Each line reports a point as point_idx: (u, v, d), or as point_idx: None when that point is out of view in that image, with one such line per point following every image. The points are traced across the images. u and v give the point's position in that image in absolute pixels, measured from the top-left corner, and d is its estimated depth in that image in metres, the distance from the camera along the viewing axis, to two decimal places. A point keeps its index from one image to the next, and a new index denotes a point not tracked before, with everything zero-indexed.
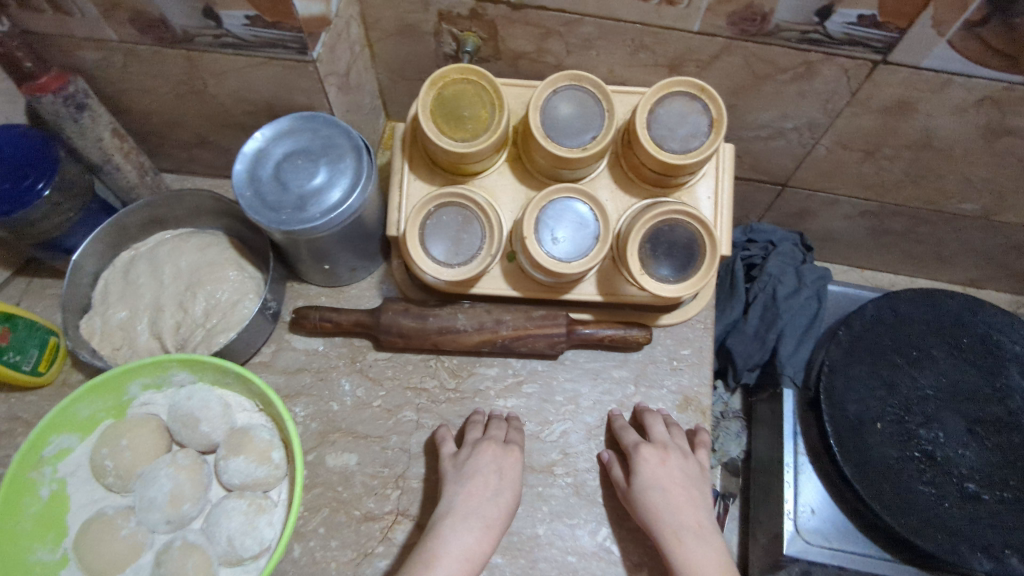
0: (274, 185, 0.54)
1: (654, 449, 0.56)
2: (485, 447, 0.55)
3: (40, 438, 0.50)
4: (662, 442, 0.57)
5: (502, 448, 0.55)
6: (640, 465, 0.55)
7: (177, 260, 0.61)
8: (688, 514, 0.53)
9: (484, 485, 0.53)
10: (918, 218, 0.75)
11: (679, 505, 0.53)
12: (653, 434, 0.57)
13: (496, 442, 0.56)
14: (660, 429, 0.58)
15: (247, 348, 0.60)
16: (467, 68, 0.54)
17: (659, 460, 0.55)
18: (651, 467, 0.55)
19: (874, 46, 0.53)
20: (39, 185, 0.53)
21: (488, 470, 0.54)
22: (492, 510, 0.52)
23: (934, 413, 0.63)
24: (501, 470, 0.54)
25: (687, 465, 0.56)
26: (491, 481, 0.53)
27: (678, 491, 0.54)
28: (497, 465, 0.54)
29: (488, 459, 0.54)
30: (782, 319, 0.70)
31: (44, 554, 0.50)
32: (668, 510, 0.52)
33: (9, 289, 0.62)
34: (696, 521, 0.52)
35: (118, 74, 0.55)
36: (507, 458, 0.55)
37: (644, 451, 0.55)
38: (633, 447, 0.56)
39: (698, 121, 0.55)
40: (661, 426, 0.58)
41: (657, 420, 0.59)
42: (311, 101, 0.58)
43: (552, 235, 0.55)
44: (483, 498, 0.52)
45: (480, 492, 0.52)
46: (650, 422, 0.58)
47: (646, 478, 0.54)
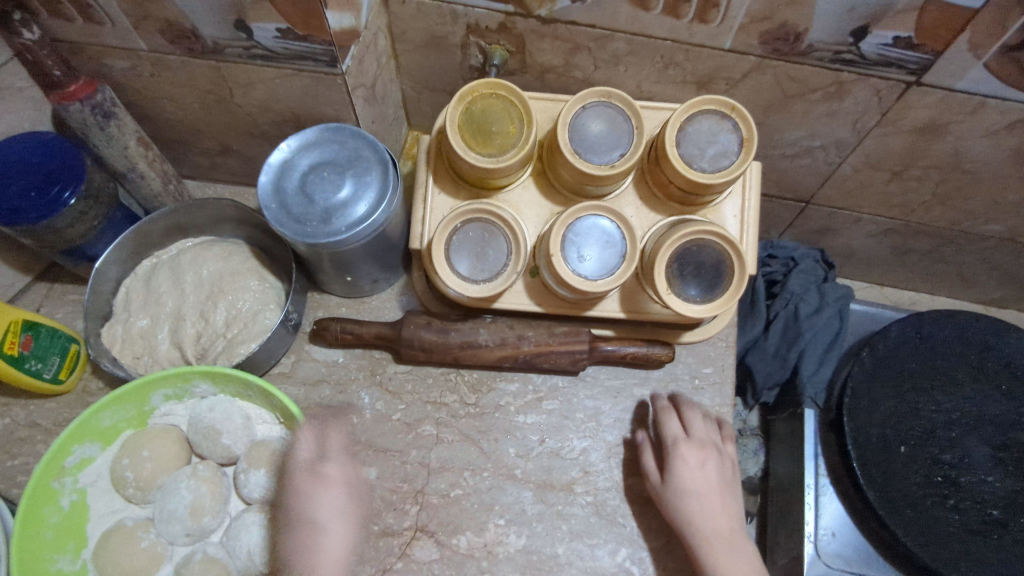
0: (300, 197, 0.54)
1: (693, 450, 0.56)
2: (296, 481, 0.51)
3: (62, 447, 0.50)
4: (700, 442, 0.57)
5: (313, 474, 0.51)
6: (678, 466, 0.55)
7: (199, 268, 0.61)
8: (721, 520, 0.54)
9: (311, 520, 0.49)
10: (943, 238, 0.74)
11: (713, 510, 0.54)
12: (692, 431, 0.57)
13: (303, 469, 0.52)
14: (700, 426, 0.58)
15: (267, 359, 0.59)
16: (496, 82, 0.54)
17: (697, 463, 0.55)
18: (689, 469, 0.55)
19: (908, 67, 0.52)
20: (65, 194, 0.52)
21: (304, 502, 0.50)
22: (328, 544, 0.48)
23: (959, 438, 0.62)
24: (325, 495, 0.51)
25: (723, 468, 0.56)
26: (318, 514, 0.50)
27: (712, 495, 0.55)
28: (319, 494, 0.50)
29: (305, 495, 0.50)
30: (803, 338, 0.70)
31: (65, 564, 0.50)
32: (702, 515, 0.54)
33: (29, 295, 0.62)
34: (728, 528, 0.54)
35: (143, 83, 0.55)
36: (322, 481, 0.51)
37: (683, 452, 0.56)
38: (672, 445, 0.56)
39: (728, 139, 0.54)
40: (699, 422, 0.58)
41: (697, 415, 0.59)
42: (337, 112, 0.57)
43: (578, 253, 0.54)
44: (321, 531, 0.49)
45: (318, 528, 0.49)
46: (690, 417, 0.58)
47: (683, 481, 0.55)
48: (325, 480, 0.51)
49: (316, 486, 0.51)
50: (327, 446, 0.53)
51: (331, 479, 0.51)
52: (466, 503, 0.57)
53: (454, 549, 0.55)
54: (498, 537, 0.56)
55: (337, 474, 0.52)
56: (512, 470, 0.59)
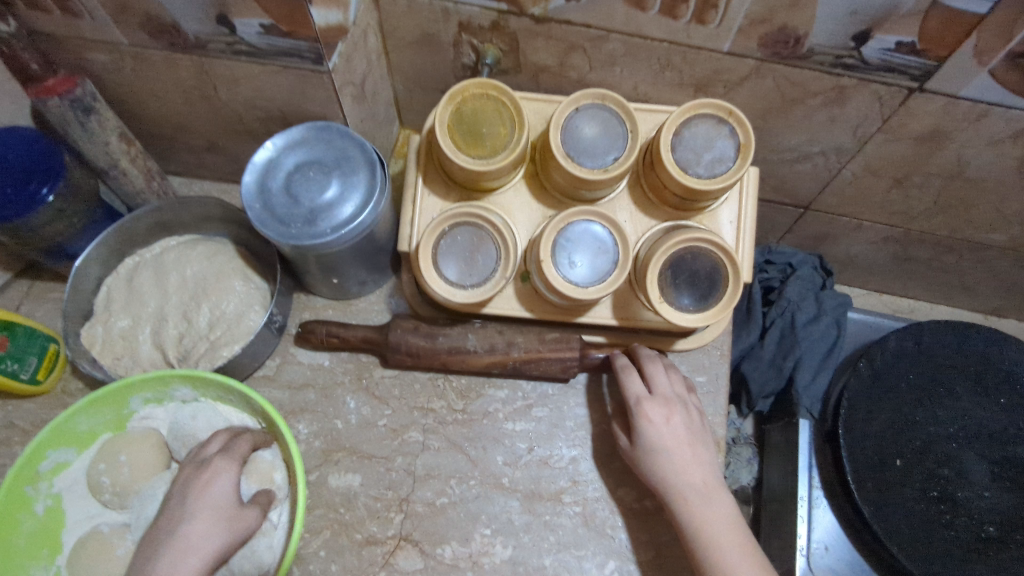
0: (285, 197, 0.52)
1: (658, 407, 0.54)
2: (186, 474, 0.48)
3: (36, 453, 0.49)
4: (664, 397, 0.55)
5: (205, 466, 0.49)
6: (645, 427, 0.54)
7: (182, 268, 0.60)
8: (694, 473, 0.53)
9: (181, 509, 0.46)
10: (944, 246, 0.72)
11: (686, 465, 0.53)
12: (655, 386, 0.55)
13: (196, 464, 0.49)
14: (662, 380, 0.55)
15: (251, 362, 0.58)
16: (488, 83, 0.52)
17: (664, 420, 0.54)
18: (655, 428, 0.54)
19: (911, 73, 0.50)
20: (43, 191, 0.51)
21: (186, 493, 0.47)
22: (189, 539, 0.44)
23: (956, 452, 0.61)
24: (209, 490, 0.47)
25: (691, 419, 0.55)
26: (191, 505, 0.46)
27: (683, 449, 0.53)
28: (202, 486, 0.47)
29: (192, 485, 0.47)
30: (800, 347, 0.69)
31: (38, 573, 0.48)
32: (674, 472, 0.53)
33: (8, 293, 0.61)
34: (702, 480, 0.53)
35: (124, 78, 0.54)
36: (211, 475, 0.48)
37: (648, 411, 0.54)
38: (636, 406, 0.54)
39: (725, 145, 0.53)
40: (662, 374, 0.56)
41: (659, 368, 0.56)
42: (325, 111, 0.56)
43: (570, 260, 0.53)
44: (187, 523, 0.45)
45: (183, 521, 0.45)
46: (652, 371, 0.56)
47: (652, 441, 0.53)
48: (215, 474, 0.48)
49: (206, 475, 0.48)
50: (236, 447, 0.50)
51: (226, 471, 0.48)
52: (452, 512, 0.56)
53: (438, 560, 0.54)
54: (484, 548, 0.55)
55: (231, 469, 0.49)
56: (499, 479, 0.58)
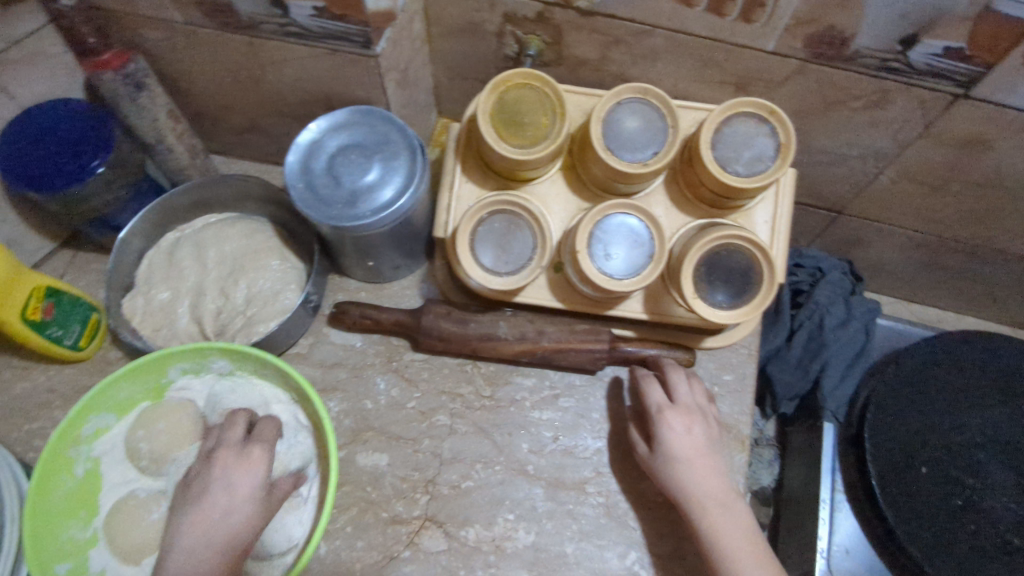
0: (326, 179, 0.53)
1: (679, 415, 0.54)
2: (220, 457, 0.48)
3: (79, 416, 0.50)
4: (685, 406, 0.55)
5: (242, 450, 0.48)
6: (665, 434, 0.54)
7: (222, 244, 0.61)
8: (713, 482, 0.52)
9: (220, 490, 0.46)
10: (977, 256, 0.72)
11: (704, 474, 0.52)
12: (676, 396, 0.56)
13: (232, 447, 0.49)
14: (684, 390, 0.56)
15: (286, 340, 0.59)
16: (532, 73, 0.53)
17: (684, 428, 0.54)
18: (675, 435, 0.53)
19: (956, 79, 0.50)
20: (94, 163, 0.52)
21: (230, 476, 0.47)
22: (233, 523, 0.45)
23: (982, 461, 0.61)
24: (246, 475, 0.47)
25: (710, 430, 0.55)
26: (233, 489, 0.46)
27: (702, 459, 0.53)
28: (240, 471, 0.47)
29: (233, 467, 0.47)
30: (827, 350, 0.69)
31: (76, 532, 0.50)
32: (693, 480, 0.52)
33: (53, 261, 0.63)
34: (721, 489, 0.52)
35: (175, 55, 0.55)
36: (248, 458, 0.48)
37: (668, 418, 0.54)
38: (657, 413, 0.55)
39: (765, 144, 0.53)
40: (684, 385, 0.56)
41: (681, 378, 0.57)
42: (368, 95, 0.57)
43: (605, 251, 0.53)
44: (208, 506, 0.45)
45: (225, 504, 0.45)
46: (674, 381, 0.57)
47: (671, 448, 0.53)
48: (254, 459, 0.48)
49: (242, 459, 0.48)
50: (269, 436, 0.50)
51: (263, 458, 0.48)
52: (476, 496, 0.57)
53: (462, 541, 0.55)
54: (506, 532, 0.56)
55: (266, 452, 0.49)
56: (524, 466, 0.58)
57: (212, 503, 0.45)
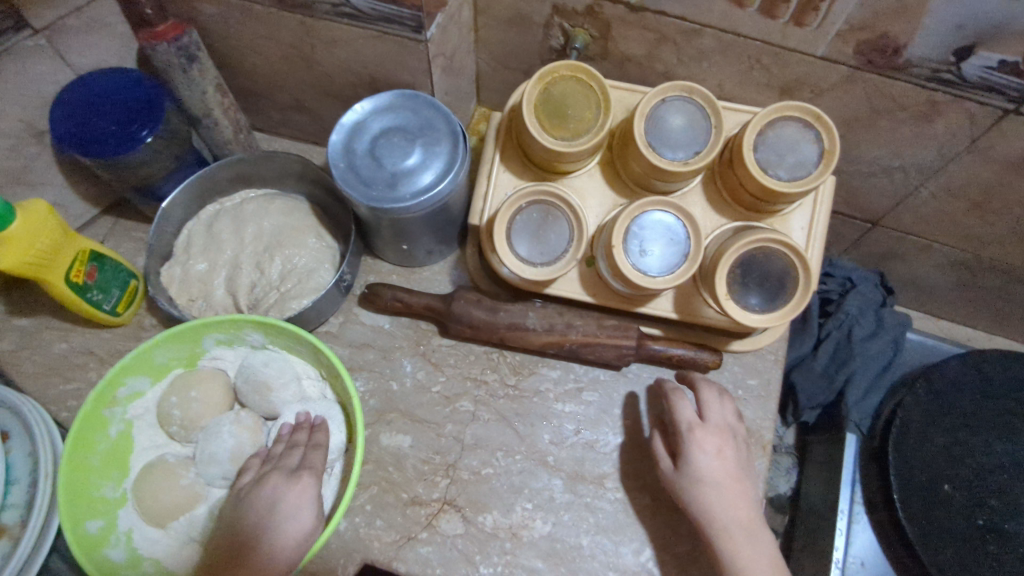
0: (368, 160, 0.53)
1: (711, 437, 0.53)
2: (270, 477, 0.49)
3: (118, 377, 0.52)
4: (717, 427, 0.54)
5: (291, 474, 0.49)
6: (696, 455, 0.53)
7: (260, 219, 0.62)
8: (740, 508, 0.51)
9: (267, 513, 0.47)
10: (1014, 277, 0.71)
11: (733, 500, 0.51)
12: (708, 416, 0.55)
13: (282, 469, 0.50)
14: (716, 410, 0.55)
15: (317, 318, 0.59)
16: (579, 66, 0.53)
17: (715, 450, 0.53)
18: (706, 457, 0.52)
19: (1008, 95, 0.49)
20: (143, 132, 0.53)
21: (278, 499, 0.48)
22: (286, 535, 0.46)
23: (1008, 484, 0.60)
24: (293, 491, 0.48)
25: (741, 454, 0.54)
26: (285, 503, 0.48)
27: (731, 484, 0.52)
28: (287, 488, 0.48)
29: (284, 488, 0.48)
30: (855, 362, 0.69)
31: (108, 490, 0.51)
32: (722, 506, 0.51)
33: (95, 226, 0.64)
34: (748, 517, 0.51)
35: (227, 30, 0.55)
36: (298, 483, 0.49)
37: (701, 438, 0.53)
38: (688, 432, 0.54)
39: (809, 149, 0.52)
40: (717, 404, 0.56)
41: (713, 396, 0.56)
42: (414, 80, 0.57)
43: (641, 248, 0.53)
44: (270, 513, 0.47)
45: (278, 516, 0.47)
46: (706, 399, 0.56)
47: (701, 470, 0.52)
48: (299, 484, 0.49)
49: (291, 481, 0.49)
50: (319, 461, 0.51)
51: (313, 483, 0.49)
52: (496, 483, 0.57)
53: (479, 527, 0.56)
54: (524, 521, 0.56)
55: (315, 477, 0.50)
56: (545, 457, 0.59)
57: (259, 525, 0.46)
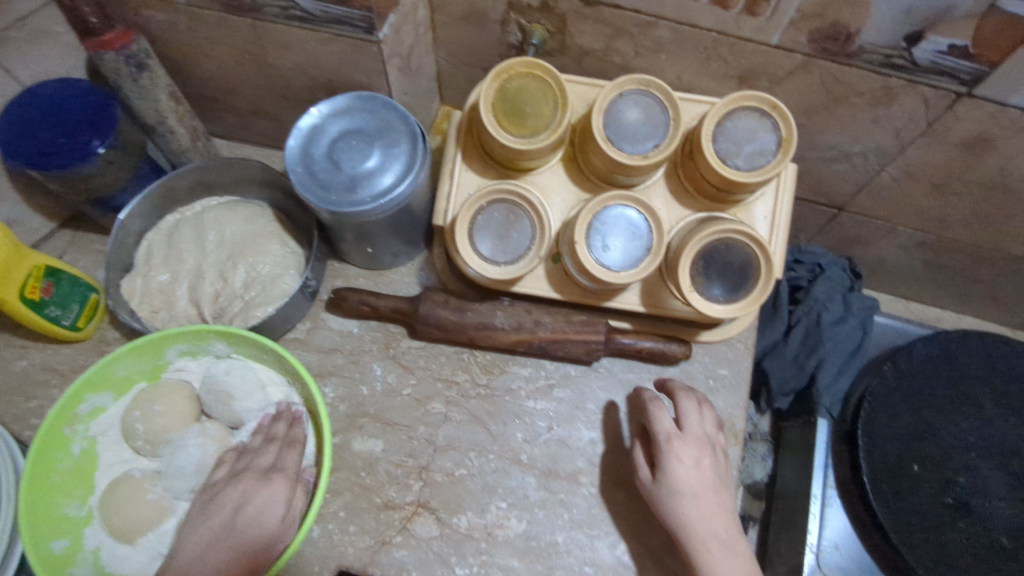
0: (327, 163, 0.53)
1: (689, 448, 0.52)
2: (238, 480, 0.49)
3: (76, 394, 0.51)
4: (696, 437, 0.53)
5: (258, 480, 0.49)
6: (673, 466, 0.52)
7: (222, 228, 0.61)
8: (717, 521, 0.51)
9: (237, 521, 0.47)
10: (978, 257, 0.72)
11: (710, 512, 0.51)
12: (685, 425, 0.54)
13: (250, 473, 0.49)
14: (694, 420, 0.54)
15: (284, 325, 0.59)
16: (535, 62, 0.53)
17: (693, 461, 0.52)
18: (684, 470, 0.51)
19: (960, 78, 0.50)
20: (95, 144, 0.52)
21: (248, 506, 0.47)
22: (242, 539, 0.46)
23: (976, 462, 0.61)
24: (255, 493, 0.48)
25: (718, 463, 0.53)
26: (245, 508, 0.47)
27: (708, 496, 0.51)
28: (249, 491, 0.48)
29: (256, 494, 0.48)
30: (824, 346, 0.70)
31: (72, 509, 0.50)
32: (698, 519, 0.50)
33: (54, 241, 0.63)
34: (725, 529, 0.51)
35: (177, 36, 0.54)
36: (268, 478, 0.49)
37: (678, 449, 0.52)
38: (665, 443, 0.53)
39: (767, 138, 0.53)
40: (695, 414, 0.55)
41: (691, 406, 0.55)
42: (371, 81, 0.56)
43: (604, 243, 0.53)
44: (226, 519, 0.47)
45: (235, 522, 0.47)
46: (683, 408, 0.55)
47: (678, 482, 0.51)
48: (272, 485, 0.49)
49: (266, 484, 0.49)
50: (291, 463, 0.51)
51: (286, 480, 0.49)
52: (469, 483, 0.57)
53: (454, 528, 0.56)
54: (499, 520, 0.56)
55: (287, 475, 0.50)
56: (518, 455, 0.59)
57: (221, 529, 0.46)
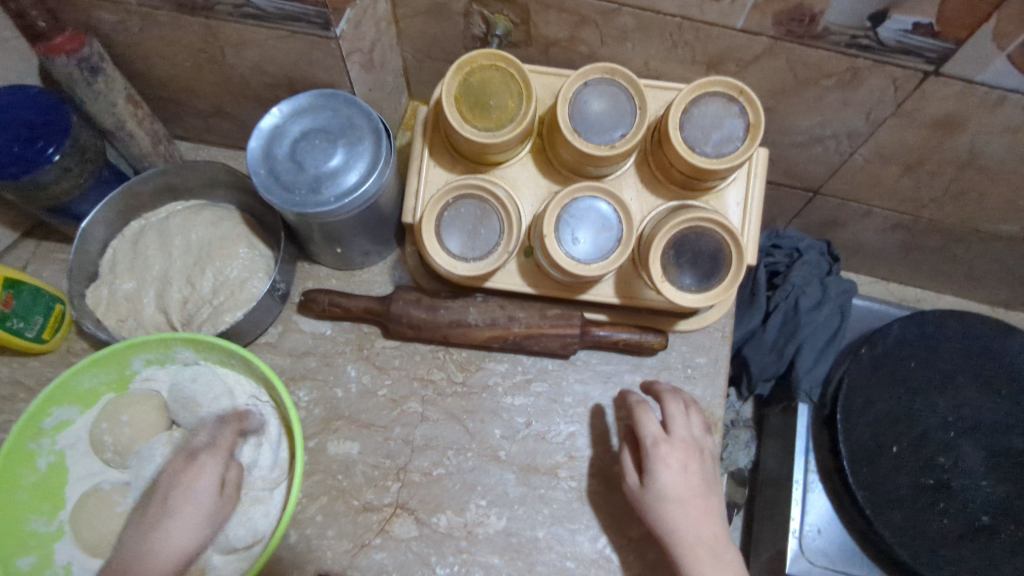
0: (289, 164, 0.52)
1: (676, 452, 0.51)
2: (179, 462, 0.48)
3: (39, 410, 0.50)
4: (682, 441, 0.52)
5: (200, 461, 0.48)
6: (660, 472, 0.51)
7: (188, 233, 0.60)
8: (706, 527, 0.50)
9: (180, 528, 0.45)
10: (954, 236, 0.72)
11: (698, 517, 0.50)
12: (672, 429, 0.53)
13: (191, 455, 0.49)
14: (681, 423, 0.53)
15: (254, 328, 0.58)
16: (497, 54, 0.52)
17: (680, 466, 0.51)
18: (671, 475, 0.50)
19: (926, 56, 0.49)
20: (50, 150, 0.51)
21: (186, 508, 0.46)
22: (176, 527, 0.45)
23: (954, 441, 0.62)
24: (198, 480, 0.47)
25: (706, 467, 0.52)
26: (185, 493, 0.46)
27: (696, 501, 0.50)
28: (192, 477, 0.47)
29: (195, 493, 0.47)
30: (802, 332, 0.69)
31: (40, 525, 0.50)
32: (686, 525, 0.50)
33: (17, 251, 0.62)
34: (714, 535, 0.50)
35: (131, 38, 0.53)
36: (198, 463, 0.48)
37: (665, 454, 0.51)
38: (651, 448, 0.51)
39: (735, 124, 0.52)
40: (682, 417, 0.53)
41: (678, 409, 0.53)
42: (332, 78, 0.55)
43: (573, 236, 0.53)
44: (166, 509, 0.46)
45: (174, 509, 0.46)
46: (670, 411, 0.53)
47: (665, 489, 0.50)
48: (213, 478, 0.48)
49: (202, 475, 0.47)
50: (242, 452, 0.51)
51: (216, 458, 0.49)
52: (447, 482, 0.57)
53: (433, 528, 0.55)
54: (478, 518, 0.56)
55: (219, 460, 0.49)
56: (496, 452, 0.58)
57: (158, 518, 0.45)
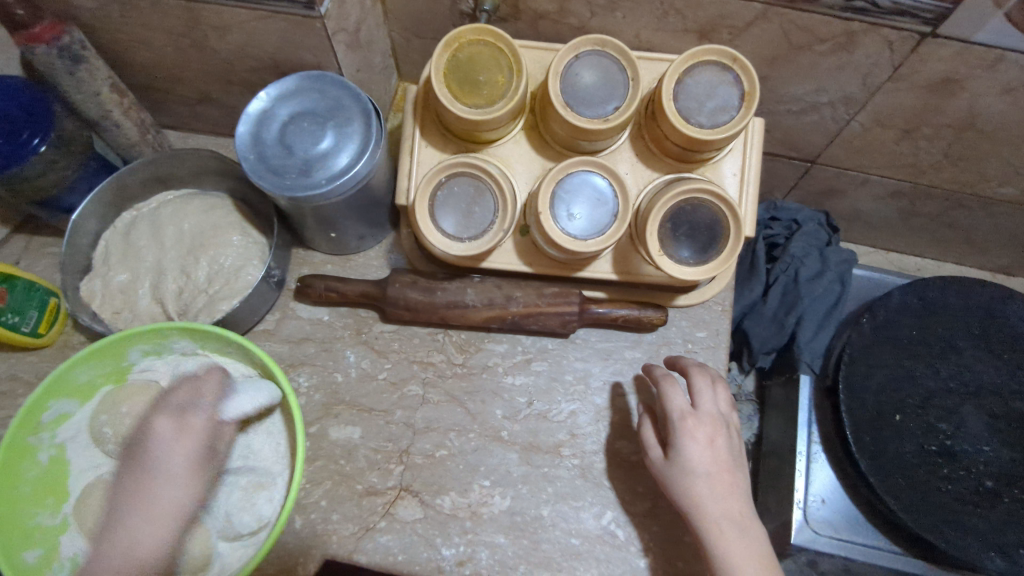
0: (279, 148, 0.51)
1: (703, 425, 0.51)
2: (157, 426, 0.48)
3: (37, 403, 0.50)
4: (709, 416, 0.52)
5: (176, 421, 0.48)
6: (687, 445, 0.50)
7: (180, 222, 0.59)
8: (732, 503, 0.49)
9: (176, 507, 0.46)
10: (953, 201, 0.71)
11: (724, 492, 0.50)
12: (699, 403, 0.52)
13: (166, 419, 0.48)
14: (708, 398, 0.53)
15: (250, 317, 0.58)
16: (484, 28, 0.51)
17: (707, 440, 0.51)
18: (697, 448, 0.50)
19: (923, 17, 0.48)
20: (34, 141, 0.51)
21: (173, 485, 0.46)
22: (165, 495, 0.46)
23: (957, 407, 0.62)
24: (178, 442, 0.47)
25: (732, 442, 0.52)
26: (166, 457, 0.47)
27: (723, 475, 0.50)
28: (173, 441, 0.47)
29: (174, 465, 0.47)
30: (803, 303, 0.69)
31: (44, 518, 0.50)
32: (712, 499, 0.49)
33: (8, 247, 0.61)
34: (739, 511, 0.49)
35: (111, 24, 0.52)
36: (178, 432, 0.48)
37: (692, 428, 0.51)
38: (678, 421, 0.51)
39: (729, 93, 0.51)
40: (708, 392, 0.53)
41: (705, 383, 0.53)
42: (317, 59, 0.54)
43: (568, 211, 0.52)
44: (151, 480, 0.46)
45: (156, 475, 0.46)
46: (697, 385, 0.53)
47: (691, 462, 0.50)
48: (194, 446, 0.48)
49: (191, 451, 0.47)
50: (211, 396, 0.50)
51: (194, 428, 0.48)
52: (451, 464, 0.57)
53: (438, 509, 0.55)
54: (483, 498, 0.56)
55: (207, 423, 0.49)
56: (498, 432, 0.58)
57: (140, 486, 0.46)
